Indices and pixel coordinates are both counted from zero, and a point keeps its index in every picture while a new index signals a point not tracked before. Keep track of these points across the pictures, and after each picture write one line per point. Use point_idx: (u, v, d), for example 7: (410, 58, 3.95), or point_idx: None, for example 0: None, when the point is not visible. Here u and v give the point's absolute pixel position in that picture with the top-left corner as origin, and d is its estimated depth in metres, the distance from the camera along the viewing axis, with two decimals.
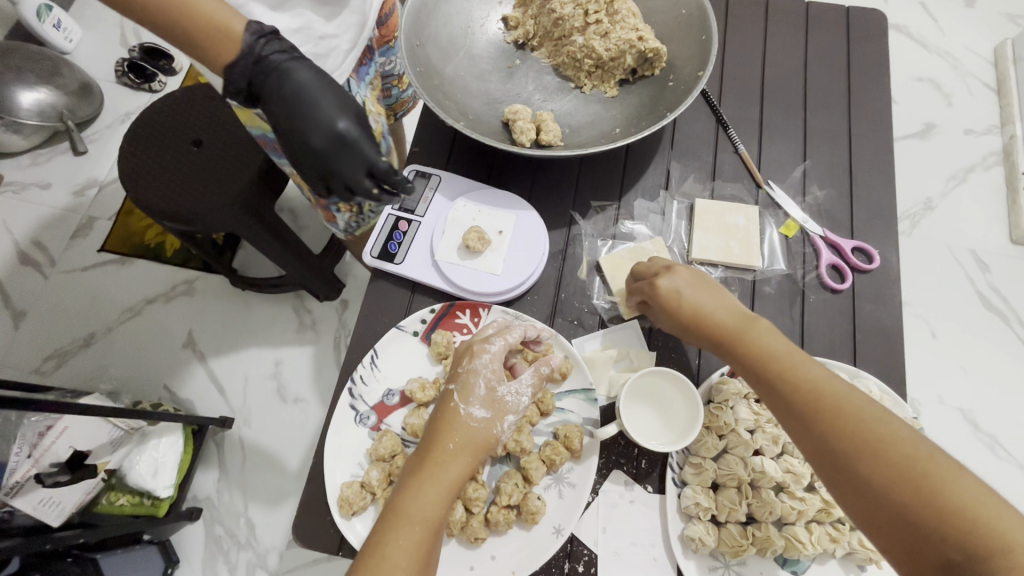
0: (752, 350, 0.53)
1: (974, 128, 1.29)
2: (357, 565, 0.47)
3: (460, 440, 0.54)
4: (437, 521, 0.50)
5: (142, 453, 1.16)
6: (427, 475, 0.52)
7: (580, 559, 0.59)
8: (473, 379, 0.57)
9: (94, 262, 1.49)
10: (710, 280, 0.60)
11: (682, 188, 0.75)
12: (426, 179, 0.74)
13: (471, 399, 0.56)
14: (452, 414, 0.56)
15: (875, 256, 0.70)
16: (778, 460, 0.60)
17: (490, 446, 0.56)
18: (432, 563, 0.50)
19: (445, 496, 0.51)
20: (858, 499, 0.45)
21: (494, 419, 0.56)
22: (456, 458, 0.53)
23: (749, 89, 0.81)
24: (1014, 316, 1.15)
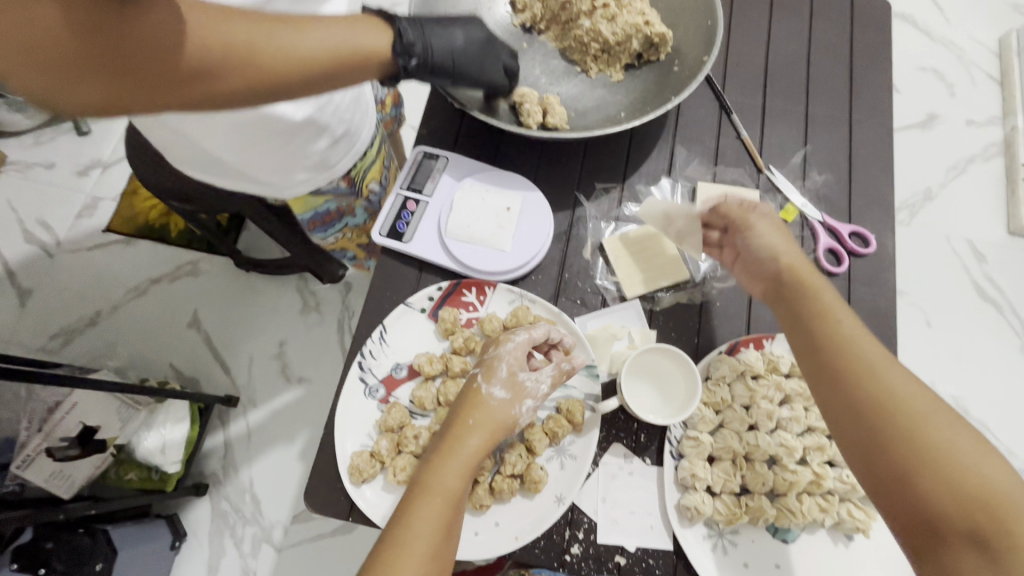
0: (826, 316, 0.55)
1: (975, 119, 1.30)
2: (384, 535, 0.50)
3: (479, 418, 0.57)
4: (459, 495, 0.53)
5: (151, 429, 1.21)
6: (449, 450, 0.54)
7: (580, 526, 0.62)
8: (496, 362, 0.60)
9: (99, 243, 1.51)
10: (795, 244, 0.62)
11: (686, 171, 0.76)
12: (434, 160, 0.75)
13: (493, 379, 0.59)
14: (473, 393, 0.58)
15: (871, 240, 0.72)
16: (772, 435, 0.63)
17: (507, 426, 0.58)
18: (454, 534, 0.52)
19: (466, 471, 0.54)
20: (889, 468, 0.48)
21: (513, 401, 0.58)
22: (474, 433, 0.56)
23: (752, 77, 0.82)
24: (1008, 306, 1.17)
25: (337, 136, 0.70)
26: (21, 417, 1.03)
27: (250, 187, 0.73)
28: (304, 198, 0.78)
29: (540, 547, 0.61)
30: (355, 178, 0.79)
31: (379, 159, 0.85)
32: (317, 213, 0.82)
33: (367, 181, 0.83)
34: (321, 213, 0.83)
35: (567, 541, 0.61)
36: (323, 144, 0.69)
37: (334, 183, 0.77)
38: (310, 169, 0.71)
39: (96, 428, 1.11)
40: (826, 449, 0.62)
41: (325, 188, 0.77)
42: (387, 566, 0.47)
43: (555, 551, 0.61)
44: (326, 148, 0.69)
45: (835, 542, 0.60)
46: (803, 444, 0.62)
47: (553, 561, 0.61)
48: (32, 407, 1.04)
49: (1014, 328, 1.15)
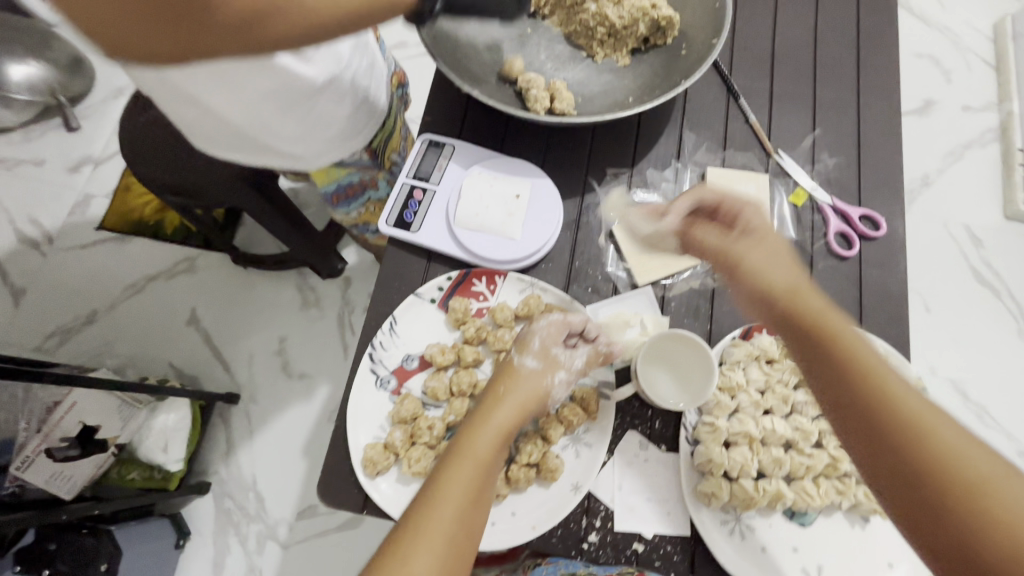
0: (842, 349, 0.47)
1: (971, 104, 1.31)
2: (416, 499, 0.50)
3: (510, 385, 0.58)
4: (492, 461, 0.52)
5: (153, 427, 1.21)
6: (481, 417, 0.55)
7: (597, 514, 0.61)
8: (528, 335, 0.61)
9: (93, 240, 1.48)
10: (794, 257, 0.53)
11: (695, 156, 0.76)
12: (439, 148, 0.74)
13: (526, 351, 0.60)
14: (508, 365, 0.60)
15: (881, 223, 0.72)
16: (787, 420, 0.63)
17: (540, 397, 0.58)
18: (484, 503, 0.51)
19: (497, 438, 0.54)
20: (935, 538, 0.40)
21: (546, 370, 0.59)
22: (506, 402, 0.56)
23: (758, 62, 0.81)
24: (1006, 290, 1.17)
25: (359, 104, 0.69)
26: (19, 416, 0.93)
27: (272, 159, 0.71)
28: (330, 168, 0.76)
29: (558, 536, 0.61)
30: (377, 149, 0.78)
31: (397, 131, 0.84)
32: (339, 186, 0.81)
33: (389, 153, 0.83)
34: (343, 185, 0.82)
35: (583, 529, 0.61)
36: (345, 111, 0.67)
37: (356, 155, 0.76)
38: (333, 141, 0.70)
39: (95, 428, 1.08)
40: None
41: (352, 158, 0.76)
42: (414, 531, 0.46)
43: (572, 540, 0.61)
44: (349, 117, 0.69)
45: (852, 524, 0.60)
46: (818, 428, 0.62)
47: (570, 550, 0.61)
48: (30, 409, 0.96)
49: (1013, 313, 1.16)
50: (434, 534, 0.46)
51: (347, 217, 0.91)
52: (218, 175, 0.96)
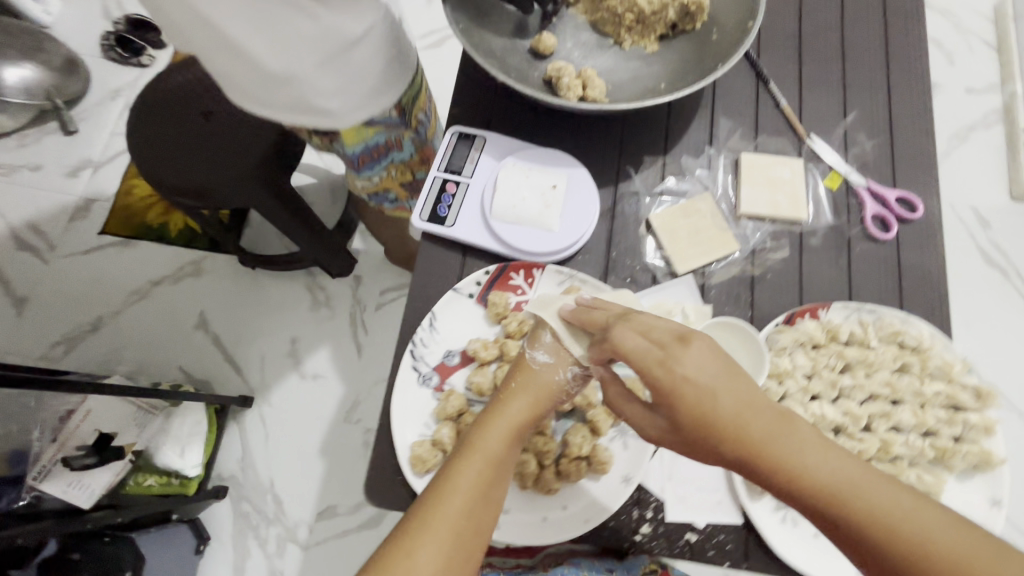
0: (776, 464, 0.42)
1: (974, 86, 1.31)
2: (425, 491, 0.49)
3: (523, 380, 0.56)
4: (503, 456, 0.51)
5: (169, 433, 1.19)
6: (494, 411, 0.54)
7: (648, 505, 0.61)
8: (541, 324, 0.59)
9: (95, 245, 1.46)
10: (693, 351, 0.44)
11: (728, 143, 0.75)
12: (470, 140, 0.73)
13: (537, 344, 0.58)
14: (520, 359, 0.58)
15: (918, 205, 0.71)
16: (836, 405, 0.62)
17: (554, 391, 0.56)
18: (495, 499, 0.50)
19: (510, 433, 0.53)
20: None
21: (558, 365, 0.56)
22: (519, 396, 0.55)
23: (786, 44, 0.80)
24: (1014, 271, 1.18)
25: (392, 58, 0.66)
26: (35, 427, 0.99)
27: (305, 119, 0.63)
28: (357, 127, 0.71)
29: (609, 529, 0.60)
30: (405, 107, 0.74)
31: (422, 90, 0.80)
32: (366, 147, 0.76)
33: (416, 111, 0.79)
34: (369, 146, 0.77)
35: (635, 520, 0.61)
36: (378, 63, 0.64)
37: (385, 113, 0.72)
38: (366, 96, 0.65)
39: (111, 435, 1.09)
40: (892, 416, 0.61)
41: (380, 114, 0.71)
42: (420, 528, 0.46)
43: (625, 531, 0.60)
44: (383, 70, 0.65)
45: None
46: (868, 412, 0.61)
47: (623, 542, 0.60)
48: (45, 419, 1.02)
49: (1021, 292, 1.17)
50: (439, 534, 0.46)
51: (369, 183, 0.86)
52: (228, 175, 1.05)
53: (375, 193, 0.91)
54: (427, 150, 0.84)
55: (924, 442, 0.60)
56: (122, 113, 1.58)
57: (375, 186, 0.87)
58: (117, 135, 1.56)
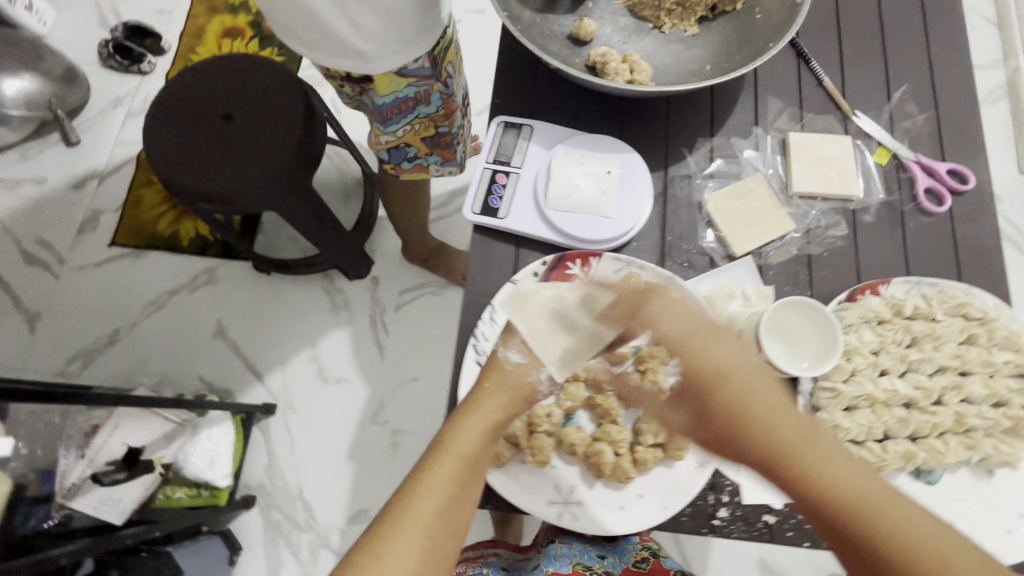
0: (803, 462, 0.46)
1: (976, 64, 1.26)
2: (394, 495, 0.48)
3: (496, 380, 0.56)
4: (476, 453, 0.51)
5: (196, 444, 1.17)
6: (468, 411, 0.54)
7: (723, 489, 0.60)
8: (513, 325, 0.60)
9: (106, 257, 1.43)
10: (734, 360, 0.54)
11: (776, 123, 0.74)
12: (517, 130, 0.72)
13: (510, 343, 0.58)
14: (492, 358, 0.58)
15: (970, 177, 0.71)
16: (905, 379, 0.62)
17: (527, 391, 0.57)
18: (468, 498, 0.50)
19: (484, 431, 0.53)
20: None
21: (530, 364, 0.57)
22: (492, 394, 0.55)
23: (823, 20, 0.79)
24: None
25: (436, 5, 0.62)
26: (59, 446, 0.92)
27: (342, 62, 0.64)
28: (389, 74, 0.69)
29: (687, 514, 0.60)
30: (436, 60, 0.72)
31: (451, 43, 0.76)
32: (395, 97, 0.73)
33: (445, 63, 0.75)
34: (398, 99, 0.74)
35: (711, 505, 0.60)
36: (420, 9, 0.61)
37: (418, 63, 0.69)
38: (397, 42, 0.62)
39: (140, 449, 1.06)
40: (963, 388, 0.62)
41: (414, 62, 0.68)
42: (393, 531, 0.45)
43: (702, 516, 0.60)
44: (424, 19, 0.62)
45: (978, 478, 0.60)
46: (939, 385, 0.62)
47: (702, 527, 0.60)
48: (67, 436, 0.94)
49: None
50: (412, 539, 0.45)
51: (391, 140, 0.82)
52: (251, 178, 1.01)
53: (394, 155, 0.87)
54: (455, 106, 0.80)
55: (996, 413, 0.61)
56: (125, 123, 1.55)
57: (397, 144, 0.83)
58: (122, 145, 1.53)
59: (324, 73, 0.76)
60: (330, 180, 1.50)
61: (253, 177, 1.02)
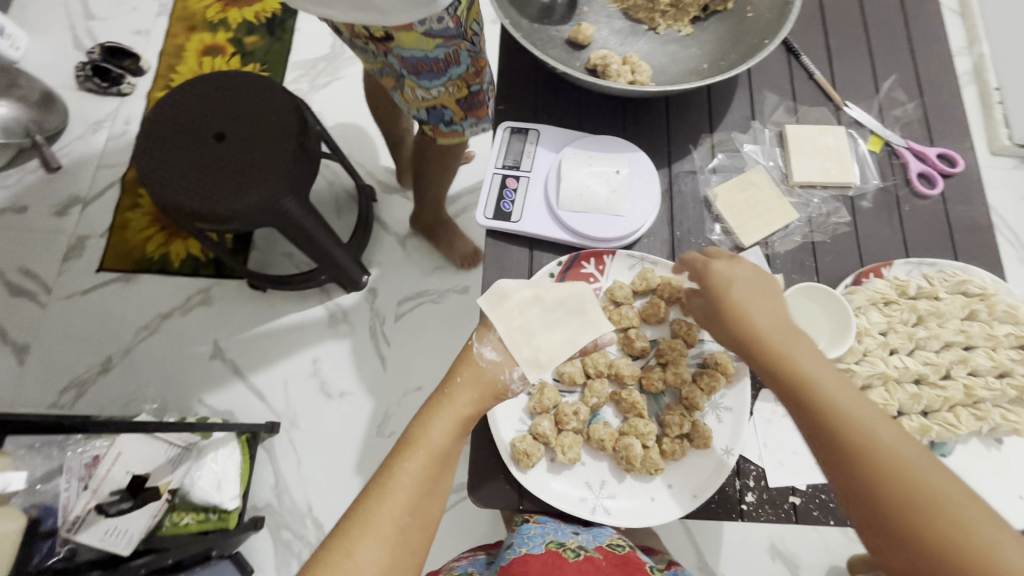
0: (782, 356, 0.49)
1: None
2: (367, 488, 0.51)
3: (467, 375, 0.57)
4: (446, 450, 0.53)
5: (202, 467, 1.11)
6: (438, 405, 0.55)
7: (749, 474, 0.62)
8: (490, 320, 0.59)
9: (95, 283, 1.40)
10: (747, 272, 0.55)
11: (772, 117, 0.77)
12: (524, 134, 0.73)
13: (485, 339, 0.58)
14: (466, 352, 0.58)
15: (958, 160, 0.74)
16: (914, 356, 0.65)
17: (499, 388, 0.57)
18: (439, 491, 0.52)
19: (454, 426, 0.54)
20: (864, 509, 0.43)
21: (504, 362, 0.57)
22: (465, 390, 0.56)
23: (809, 18, 0.82)
24: (1006, 226, 1.21)
25: None
26: (61, 478, 0.91)
27: (358, 16, 0.67)
28: (414, 32, 0.70)
29: (715, 501, 0.61)
30: (461, 18, 0.72)
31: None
32: (425, 56, 0.74)
33: (472, 21, 0.74)
34: (427, 57, 0.75)
35: (738, 491, 0.62)
36: None
37: (442, 21, 0.70)
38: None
39: (146, 476, 1.00)
40: (969, 361, 0.65)
41: (440, 18, 0.69)
42: (360, 526, 0.48)
43: (731, 502, 0.61)
44: None
45: (988, 448, 0.63)
46: (946, 360, 0.65)
47: (731, 513, 0.61)
48: (68, 467, 0.92)
49: (1010, 242, 1.21)
50: (381, 529, 0.48)
51: (428, 99, 0.83)
52: (249, 197, 1.00)
53: (430, 116, 0.87)
54: (484, 63, 0.80)
55: (1002, 383, 0.64)
56: (106, 145, 1.52)
57: (433, 103, 0.84)
58: (105, 169, 1.50)
59: (345, 31, 0.78)
60: (324, 192, 1.50)
61: (249, 196, 1.01)
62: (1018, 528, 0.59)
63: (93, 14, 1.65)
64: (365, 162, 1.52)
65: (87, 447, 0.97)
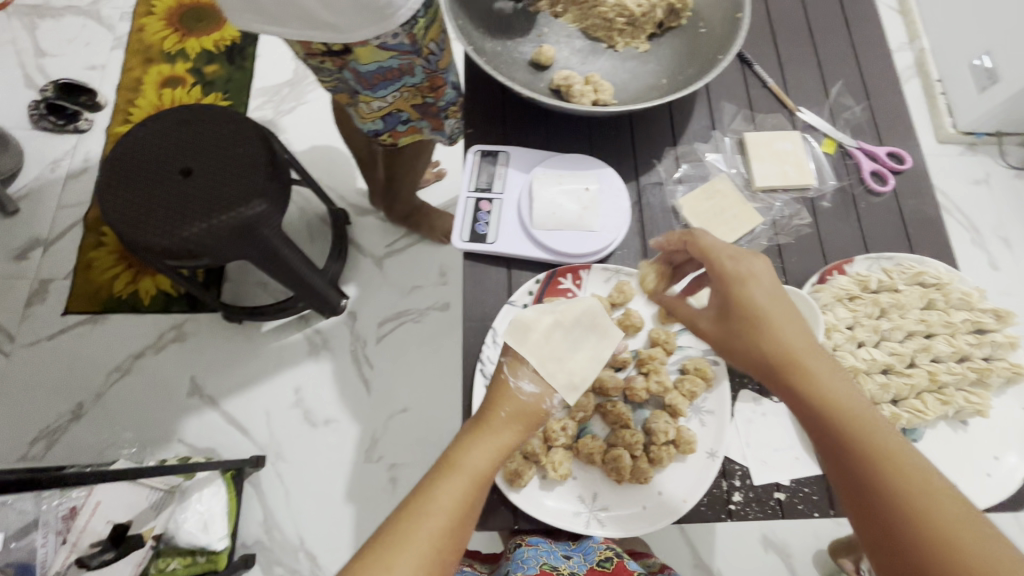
0: (800, 365, 0.49)
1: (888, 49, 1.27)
2: (403, 504, 0.50)
3: (509, 409, 0.55)
4: (486, 477, 0.53)
5: (187, 510, 1.08)
6: (482, 430, 0.55)
7: (735, 474, 0.64)
8: (522, 355, 0.57)
9: (62, 327, 1.36)
10: (769, 277, 0.53)
11: (731, 125, 0.80)
12: (493, 157, 0.75)
13: (520, 371, 0.57)
14: (501, 383, 0.57)
15: (906, 157, 0.78)
16: (881, 347, 0.68)
17: (540, 419, 0.56)
18: (471, 518, 0.51)
19: (494, 455, 0.54)
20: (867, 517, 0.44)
21: (544, 394, 0.56)
22: (508, 424, 0.55)
23: (758, 28, 0.86)
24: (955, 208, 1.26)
25: None
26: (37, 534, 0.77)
27: (314, 34, 0.69)
28: (368, 47, 0.72)
29: (704, 504, 0.62)
30: (417, 36, 0.74)
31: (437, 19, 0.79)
32: (379, 67, 0.76)
33: (428, 40, 0.77)
34: (381, 70, 0.77)
35: (726, 491, 0.63)
36: None
37: (397, 37, 0.72)
38: (362, 12, 0.66)
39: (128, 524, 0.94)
40: (930, 349, 0.68)
41: (392, 34, 0.71)
42: (392, 542, 0.47)
43: (719, 503, 0.63)
44: None
45: (955, 430, 0.66)
46: (909, 349, 0.68)
47: (720, 514, 0.62)
48: (43, 521, 0.79)
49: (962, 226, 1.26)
50: (419, 551, 0.47)
51: (384, 107, 0.83)
52: (220, 231, 0.99)
53: (386, 126, 0.88)
54: (441, 81, 0.82)
55: (963, 367, 0.67)
56: (65, 184, 1.48)
57: (387, 110, 0.84)
58: (65, 209, 1.46)
59: (302, 52, 0.77)
60: (296, 218, 1.49)
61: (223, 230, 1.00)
62: (990, 504, 0.62)
63: (44, 51, 1.61)
64: (336, 186, 1.52)
65: (63, 498, 0.82)
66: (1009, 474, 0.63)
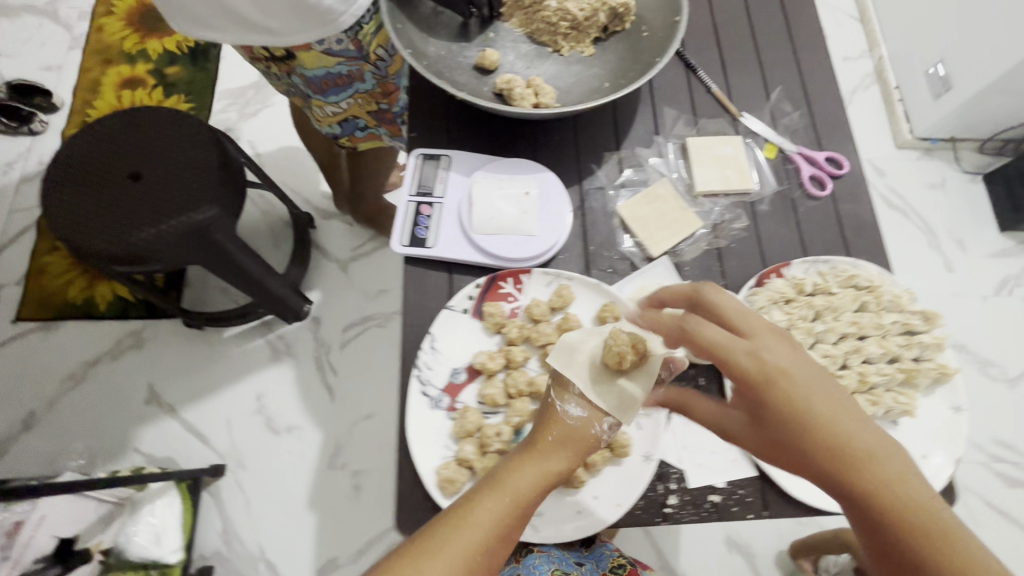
0: (851, 470, 0.45)
1: (849, 55, 1.25)
2: (443, 513, 0.49)
3: (557, 435, 0.52)
4: (528, 501, 0.50)
5: (138, 522, 1.00)
6: (531, 451, 0.52)
7: (671, 478, 0.64)
8: (567, 378, 0.54)
9: (14, 335, 1.32)
10: (796, 355, 0.48)
11: (674, 130, 0.81)
12: (436, 160, 0.74)
13: (568, 396, 0.53)
14: (551, 405, 0.53)
15: (844, 162, 0.80)
16: (814, 349, 0.70)
17: (592, 446, 0.52)
18: (510, 540, 0.49)
19: (542, 481, 0.50)
20: None
21: (592, 418, 0.52)
22: (558, 451, 0.51)
23: (704, 35, 0.87)
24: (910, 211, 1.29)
25: None
26: None
27: (255, 38, 0.68)
28: (312, 51, 0.72)
29: (639, 507, 0.63)
30: (363, 41, 0.74)
31: None
32: (328, 72, 0.76)
33: (375, 47, 0.76)
34: (330, 75, 0.77)
35: (661, 495, 0.63)
36: None
37: (341, 43, 0.72)
38: (297, 16, 0.65)
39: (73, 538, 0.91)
40: (862, 350, 0.69)
41: (336, 40, 0.71)
42: (422, 549, 0.47)
43: (655, 506, 0.63)
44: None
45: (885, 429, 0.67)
46: (842, 351, 0.69)
47: (655, 517, 0.63)
48: None
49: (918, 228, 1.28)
50: (451, 559, 0.46)
51: (337, 113, 0.84)
52: (171, 236, 0.97)
53: (342, 130, 0.88)
54: (392, 86, 0.83)
55: (892, 368, 0.68)
56: (18, 188, 1.44)
57: (341, 116, 0.85)
58: (18, 213, 1.42)
59: (247, 56, 0.78)
60: (258, 222, 1.47)
61: (175, 236, 0.98)
62: None
63: None
64: (299, 189, 1.50)
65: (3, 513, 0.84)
66: (937, 472, 0.64)
